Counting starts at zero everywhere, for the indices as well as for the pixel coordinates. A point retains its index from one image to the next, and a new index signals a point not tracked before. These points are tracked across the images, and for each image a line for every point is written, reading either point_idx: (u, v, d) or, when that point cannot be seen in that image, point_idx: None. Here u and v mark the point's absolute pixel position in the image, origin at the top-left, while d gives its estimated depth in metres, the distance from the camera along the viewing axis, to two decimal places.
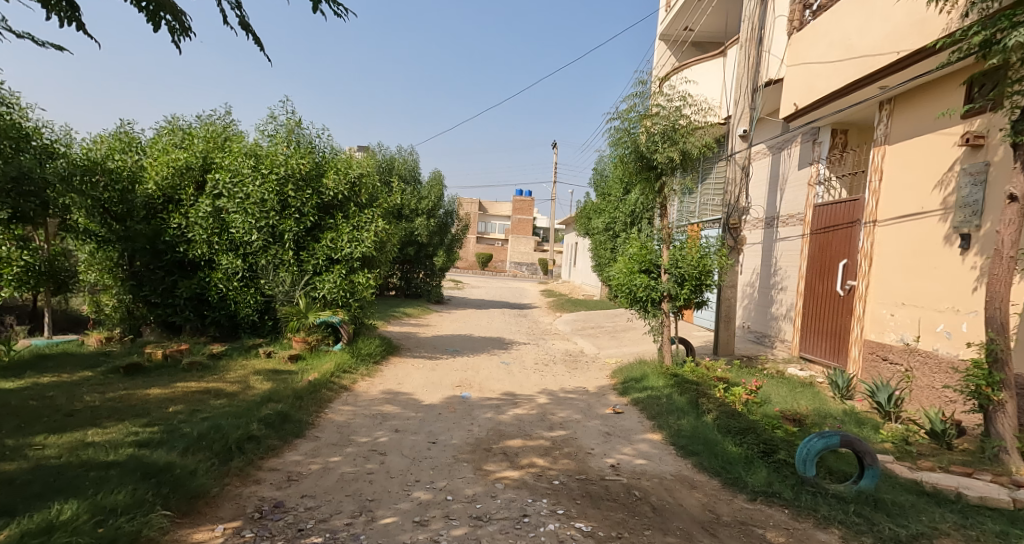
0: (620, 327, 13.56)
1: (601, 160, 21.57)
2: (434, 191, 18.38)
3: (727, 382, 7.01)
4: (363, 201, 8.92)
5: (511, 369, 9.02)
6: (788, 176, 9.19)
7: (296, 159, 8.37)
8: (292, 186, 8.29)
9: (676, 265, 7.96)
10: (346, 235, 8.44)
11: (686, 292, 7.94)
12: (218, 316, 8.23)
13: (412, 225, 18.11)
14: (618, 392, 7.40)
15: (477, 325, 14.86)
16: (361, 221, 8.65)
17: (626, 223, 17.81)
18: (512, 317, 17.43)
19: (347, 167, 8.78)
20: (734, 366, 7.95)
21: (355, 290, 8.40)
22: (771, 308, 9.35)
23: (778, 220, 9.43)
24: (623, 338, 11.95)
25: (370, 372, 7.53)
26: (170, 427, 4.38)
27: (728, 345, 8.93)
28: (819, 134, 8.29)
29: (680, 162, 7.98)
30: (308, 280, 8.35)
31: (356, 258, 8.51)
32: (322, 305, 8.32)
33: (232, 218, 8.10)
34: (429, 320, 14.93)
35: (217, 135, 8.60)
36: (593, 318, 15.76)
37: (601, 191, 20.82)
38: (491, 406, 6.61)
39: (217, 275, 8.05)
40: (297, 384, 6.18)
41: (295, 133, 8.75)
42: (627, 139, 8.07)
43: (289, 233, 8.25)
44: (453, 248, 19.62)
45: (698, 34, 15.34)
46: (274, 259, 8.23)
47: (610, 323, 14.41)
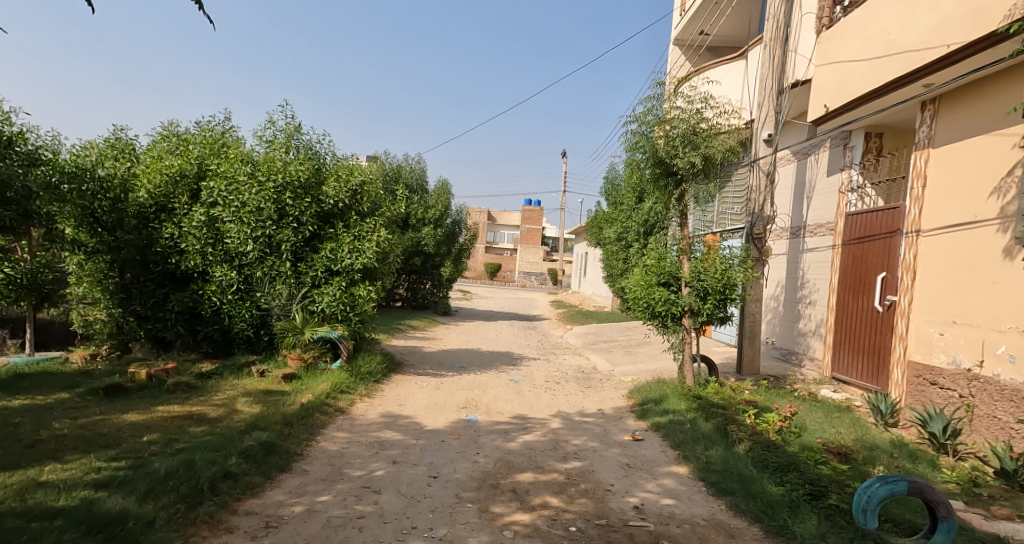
0: (634, 342, 12.99)
1: (613, 169, 21.08)
2: (441, 200, 18.02)
3: (756, 406, 6.44)
4: (366, 209, 8.50)
5: (520, 388, 8.49)
6: (816, 183, 8.65)
7: (295, 166, 7.98)
8: (290, 194, 7.88)
9: (699, 278, 7.39)
10: (347, 245, 8.01)
11: (710, 307, 7.37)
12: (211, 331, 7.77)
13: (419, 234, 17.69)
14: (637, 416, 6.84)
15: (485, 338, 14.33)
16: (363, 230, 8.23)
17: (640, 233, 17.46)
18: (521, 330, 16.91)
19: (348, 173, 8.37)
20: (762, 387, 7.37)
21: (356, 304, 7.96)
22: (798, 324, 8.77)
23: (804, 230, 8.88)
24: (638, 355, 11.37)
25: (369, 393, 7.03)
26: (137, 462, 3.89)
27: (753, 364, 8.37)
28: (851, 138, 7.75)
29: (702, 168, 7.44)
30: (307, 293, 7.90)
31: (357, 270, 8.06)
32: (321, 319, 7.87)
33: (227, 227, 7.70)
34: (435, 333, 14.44)
35: (213, 141, 8.21)
36: (606, 331, 15.19)
37: (613, 200, 20.31)
38: (499, 431, 6.07)
39: (211, 287, 7.64)
40: (288, 407, 5.69)
41: (294, 138, 8.32)
42: (644, 143, 7.56)
43: (287, 243, 7.82)
44: (460, 259, 19.17)
45: (714, 38, 14.86)
46: (271, 271, 7.80)
47: (624, 338, 13.83)
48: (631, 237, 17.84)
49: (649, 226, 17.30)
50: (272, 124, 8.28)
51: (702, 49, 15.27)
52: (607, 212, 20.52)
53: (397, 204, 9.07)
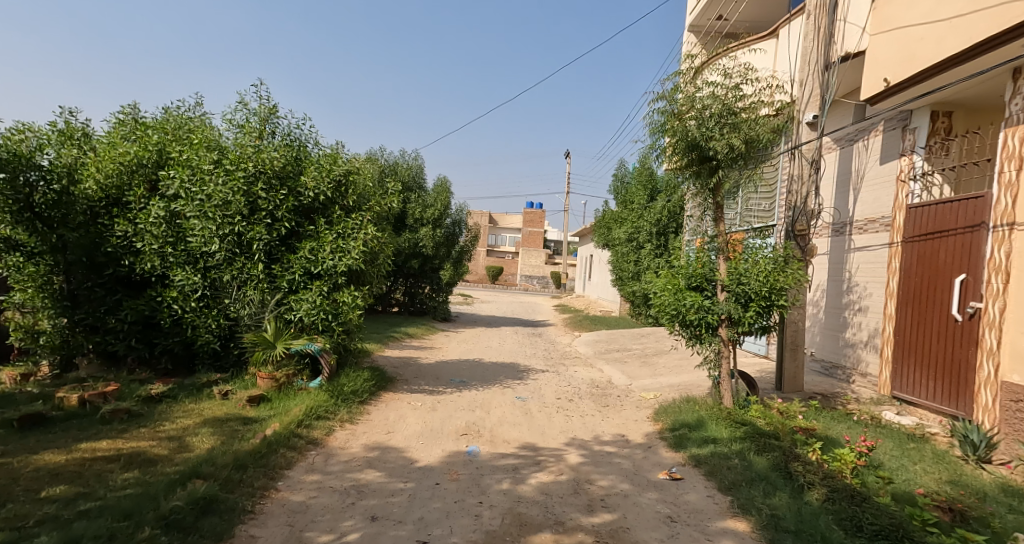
0: (650, 352, 11.90)
1: (622, 166, 20.03)
2: (440, 199, 17.00)
3: (814, 435, 5.35)
4: (352, 204, 7.44)
5: (529, 409, 7.42)
6: (865, 173, 7.60)
7: (268, 152, 6.94)
8: (262, 185, 6.84)
9: (739, 281, 6.32)
10: (329, 245, 6.98)
11: (752, 315, 6.24)
12: (170, 344, 6.70)
13: (417, 235, 16.65)
14: (671, 446, 5.75)
15: (488, 347, 13.26)
16: (348, 227, 7.18)
17: (653, 233, 16.44)
18: (525, 337, 15.84)
19: (331, 162, 7.33)
20: (813, 408, 6.29)
21: (339, 312, 6.91)
22: (844, 334, 7.72)
23: (851, 226, 7.83)
24: (658, 368, 10.29)
25: (352, 418, 5.96)
26: (15, 537, 2.81)
27: (796, 380, 7.32)
28: (912, 118, 6.69)
29: (742, 152, 6.36)
30: (282, 300, 6.85)
31: (341, 274, 7.04)
32: (298, 330, 6.85)
33: (189, 224, 6.64)
34: (433, 341, 13.38)
35: (176, 125, 7.16)
36: (618, 339, 14.12)
37: (622, 200, 19.26)
38: (507, 468, 4.98)
39: (170, 293, 6.57)
40: (248, 442, 4.61)
41: (269, 122, 7.25)
42: (674, 125, 6.51)
43: (259, 242, 6.78)
44: (461, 262, 18.12)
45: (733, 24, 13.85)
46: (240, 274, 6.76)
47: (638, 347, 12.76)
48: (642, 238, 16.79)
49: (662, 225, 16.35)
50: (243, 106, 7.22)
51: (720, 35, 14.24)
52: (616, 212, 19.46)
53: (388, 198, 8.01)
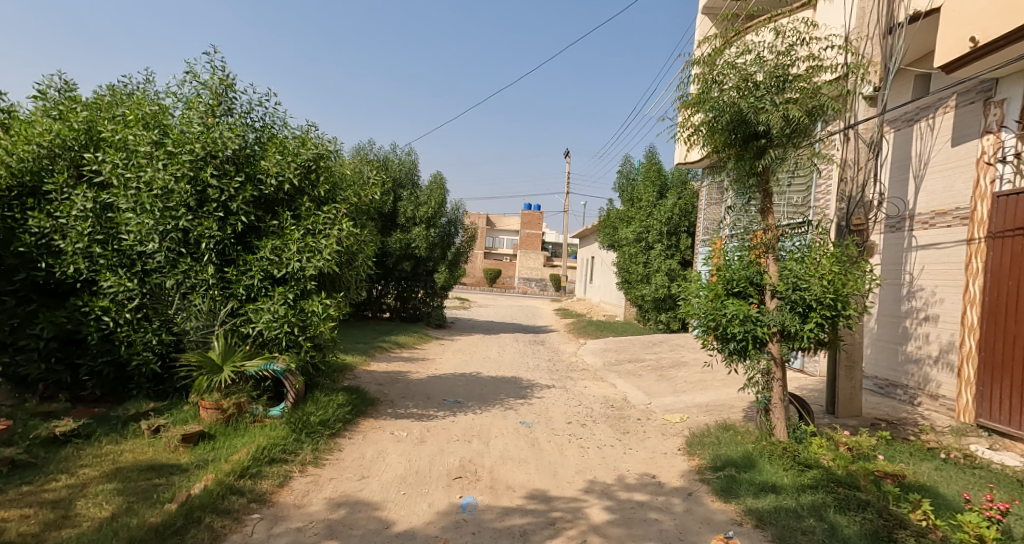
0: (666, 366, 10.74)
1: (627, 163, 18.93)
2: (435, 196, 15.87)
3: (906, 484, 4.18)
4: (324, 195, 6.28)
5: (535, 440, 6.24)
6: (929, 157, 6.46)
7: (219, 131, 5.71)
8: (212, 171, 5.63)
9: (796, 286, 5.15)
10: (295, 243, 5.82)
11: (812, 329, 5.05)
12: (98, 365, 5.47)
13: (409, 235, 15.50)
14: (718, 495, 4.55)
15: (487, 358, 12.09)
16: (318, 222, 6.03)
17: (662, 232, 15.59)
18: (527, 346, 14.66)
19: (298, 145, 6.14)
20: (886, 442, 5.13)
21: (307, 325, 5.76)
22: (905, 347, 6.57)
23: (912, 221, 6.68)
24: (678, 384, 9.14)
25: (317, 460, 4.76)
26: None
27: (853, 402, 6.13)
28: (998, 89, 5.55)
29: (798, 128, 5.19)
30: (237, 310, 5.68)
31: (309, 278, 5.87)
32: (258, 346, 5.69)
33: (122, 218, 5.44)
34: (426, 352, 12.21)
35: (111, 100, 5.94)
36: (628, 349, 12.96)
37: (627, 198, 18.19)
38: (512, 533, 3.79)
39: (99, 302, 5.37)
40: (161, 507, 3.40)
41: (222, 94, 5.99)
42: (714, 98, 5.38)
43: (208, 240, 5.58)
44: (457, 265, 16.94)
45: (751, 5, 12.75)
46: (186, 280, 5.55)
47: (652, 359, 11.61)
48: (651, 238, 15.74)
49: (674, 223, 15.60)
50: (190, 76, 5.97)
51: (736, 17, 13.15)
52: (622, 211, 18.40)
53: (368, 188, 6.86)
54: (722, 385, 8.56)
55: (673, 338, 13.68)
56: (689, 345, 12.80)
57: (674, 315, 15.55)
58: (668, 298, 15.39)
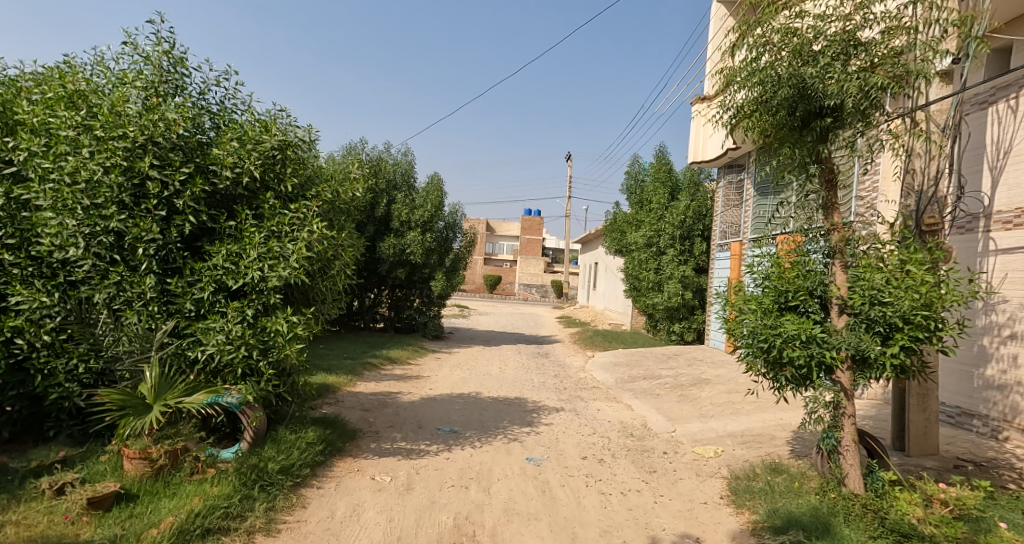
0: (685, 385, 9.72)
1: (635, 164, 17.98)
2: (431, 198, 14.93)
3: None
4: (292, 191, 5.29)
5: (546, 485, 5.19)
6: (1010, 146, 5.46)
7: (161, 112, 4.65)
8: (152, 160, 4.58)
9: (873, 300, 4.11)
10: (255, 249, 4.83)
11: (895, 354, 4.02)
12: (6, 400, 4.43)
13: (403, 240, 14.50)
14: None
15: (487, 374, 11.06)
16: (284, 223, 5.04)
17: (674, 236, 14.64)
18: (530, 359, 13.65)
19: (260, 131, 5.12)
20: (989, 495, 4.09)
21: (270, 347, 4.77)
22: (983, 371, 5.57)
23: (988, 220, 5.65)
24: (703, 408, 8.11)
25: (271, 525, 3.72)
26: None
27: (928, 438, 5.10)
28: None
29: (873, 104, 4.19)
30: (183, 330, 4.67)
31: (272, 290, 4.88)
32: (208, 375, 4.66)
33: (38, 217, 4.36)
34: (420, 368, 11.18)
35: (33, 76, 4.88)
36: (641, 364, 11.95)
37: (636, 201, 17.24)
38: None
39: (8, 323, 4.24)
40: None
41: (167, 68, 4.94)
42: (766, 70, 4.40)
43: (147, 245, 4.54)
44: (455, 272, 15.90)
45: None
46: (119, 293, 4.51)
47: (669, 376, 10.60)
48: (663, 243, 14.77)
49: (687, 226, 14.65)
50: (126, 45, 4.91)
51: None
52: (630, 215, 17.44)
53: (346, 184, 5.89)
54: (754, 410, 7.53)
55: (689, 352, 12.69)
56: (708, 359, 11.78)
57: (688, 326, 14.56)
58: (681, 307, 14.41)
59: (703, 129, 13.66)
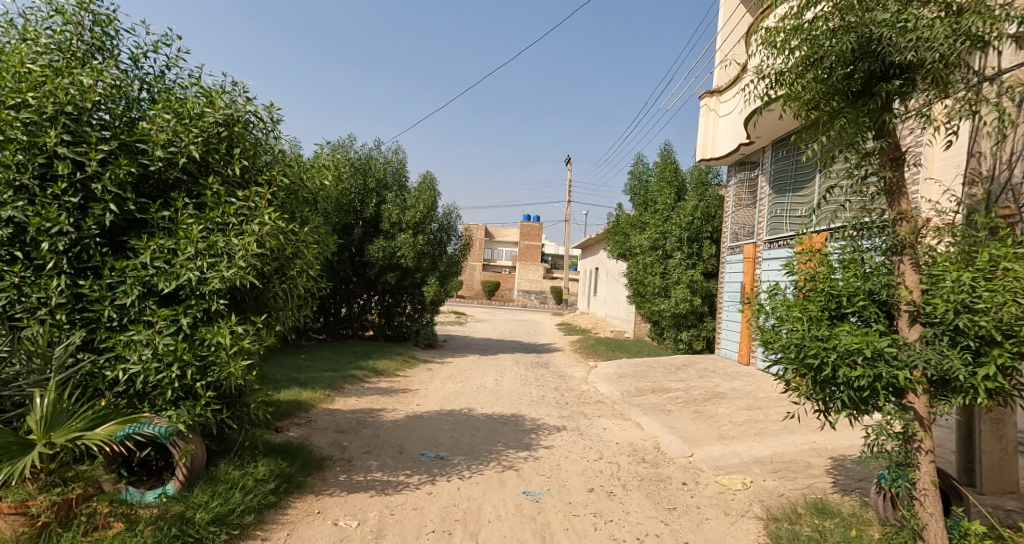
0: (699, 400, 8.85)
1: (639, 164, 17.18)
2: (423, 199, 14.12)
3: None
4: (242, 177, 4.46)
5: (546, 529, 4.30)
6: None
7: (74, 76, 3.79)
8: (62, 134, 3.72)
9: (960, 306, 3.24)
10: (192, 244, 3.99)
11: (992, 376, 3.14)
12: None
13: (393, 242, 13.65)
14: None
15: (481, 387, 10.18)
16: (231, 213, 4.20)
17: (682, 239, 13.84)
18: (529, 370, 12.78)
19: (202, 103, 4.28)
20: None
21: (209, 365, 3.92)
22: None
23: None
24: (722, 428, 7.23)
25: None
26: None
27: (1005, 474, 4.24)
28: None
29: (951, 62, 3.36)
30: (100, 343, 3.80)
31: (215, 294, 4.04)
32: (130, 398, 3.78)
33: None
34: (409, 380, 10.30)
35: None
36: (648, 376, 11.08)
37: (640, 203, 16.44)
38: None
39: None
40: None
41: (88, 27, 4.09)
42: (817, 23, 3.58)
43: (54, 239, 3.68)
44: (449, 277, 15.04)
45: None
46: (17, 299, 3.64)
47: (680, 389, 9.73)
48: (670, 245, 13.99)
49: (696, 228, 13.83)
50: None
51: None
52: (634, 217, 16.62)
53: (308, 170, 5.07)
54: (781, 431, 6.66)
55: (699, 363, 11.82)
56: (720, 370, 10.91)
57: (696, 334, 13.71)
58: (689, 314, 13.57)
59: (713, 125, 12.87)
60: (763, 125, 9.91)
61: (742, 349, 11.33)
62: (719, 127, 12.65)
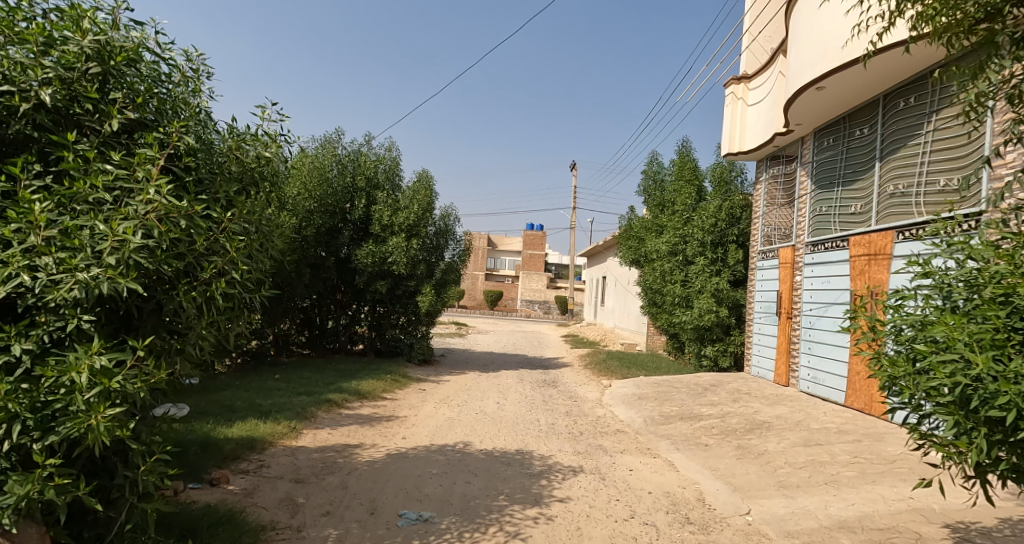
0: (739, 431, 7.42)
1: (653, 164, 15.85)
2: (417, 199, 12.89)
3: None
4: (125, 136, 3.10)
5: None
6: None
7: None
8: None
9: None
10: (31, 231, 2.61)
11: None
12: None
13: (384, 247, 12.35)
14: None
15: (481, 414, 8.77)
16: (102, 186, 2.83)
17: (704, 244, 12.56)
18: (535, 391, 11.36)
19: (59, 23, 2.90)
20: None
21: (57, 415, 2.55)
22: None
23: None
24: (779, 472, 5.79)
25: None
26: None
27: None
28: None
29: None
30: None
31: (74, 306, 2.68)
32: None
33: None
34: (397, 405, 8.91)
35: None
36: (674, 400, 9.65)
37: (655, 205, 15.08)
38: None
39: None
40: None
41: None
42: None
43: None
44: (446, 286, 13.72)
45: None
46: None
47: (713, 417, 8.30)
48: (691, 250, 12.69)
49: (719, 231, 12.49)
50: None
51: None
52: (649, 220, 15.26)
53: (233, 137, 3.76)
54: (860, 481, 5.21)
55: (729, 384, 10.39)
56: (756, 393, 9.49)
57: (722, 349, 12.29)
58: (714, 327, 12.16)
59: (741, 115, 11.56)
60: (807, 107, 8.59)
61: (780, 368, 9.92)
62: (748, 117, 11.36)
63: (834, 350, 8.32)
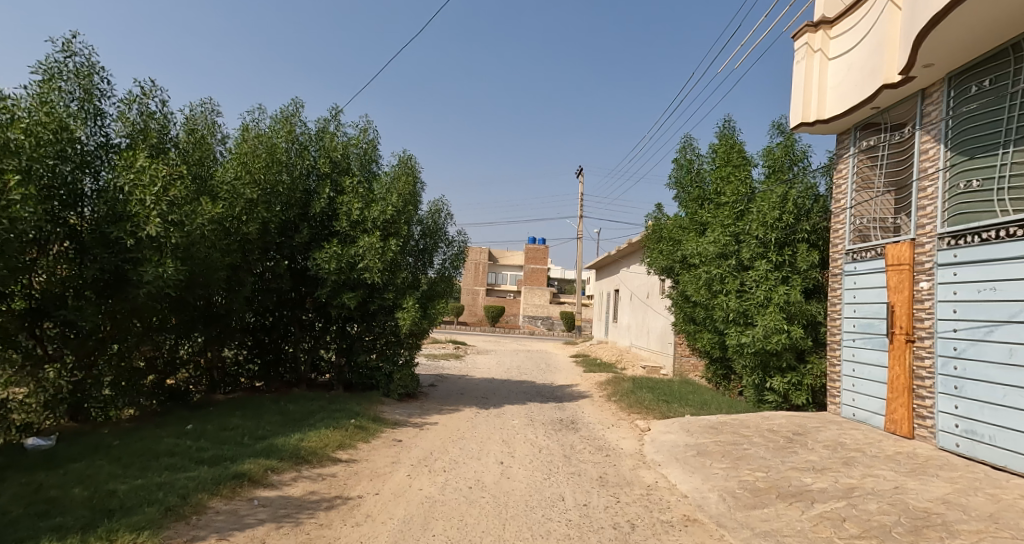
0: (899, 533, 4.50)
1: (687, 151, 13.05)
2: (398, 188, 10.17)
3: None
4: None
5: None
6: None
7: None
8: None
9: None
10: None
11: None
12: None
13: (353, 248, 9.56)
14: None
15: (476, 489, 5.86)
16: None
17: (764, 244, 9.79)
18: (551, 438, 8.48)
19: None
20: None
21: None
22: None
23: None
24: None
25: None
26: None
27: None
28: None
29: None
30: None
31: None
32: None
33: None
34: (352, 475, 6.01)
35: None
36: (752, 462, 6.71)
37: (693, 200, 12.30)
38: None
39: None
40: None
41: None
42: None
43: None
44: (435, 299, 10.86)
45: None
46: None
47: (832, 497, 5.39)
48: (748, 252, 9.89)
49: (785, 227, 9.70)
50: None
51: None
52: (685, 219, 12.45)
53: None
54: None
55: (822, 434, 7.49)
56: (873, 451, 6.57)
57: (795, 382, 9.44)
58: (784, 352, 9.33)
59: (818, 73, 8.81)
60: (958, 33, 5.82)
61: (898, 413, 7.05)
62: (830, 74, 8.61)
63: (1013, 395, 5.48)
